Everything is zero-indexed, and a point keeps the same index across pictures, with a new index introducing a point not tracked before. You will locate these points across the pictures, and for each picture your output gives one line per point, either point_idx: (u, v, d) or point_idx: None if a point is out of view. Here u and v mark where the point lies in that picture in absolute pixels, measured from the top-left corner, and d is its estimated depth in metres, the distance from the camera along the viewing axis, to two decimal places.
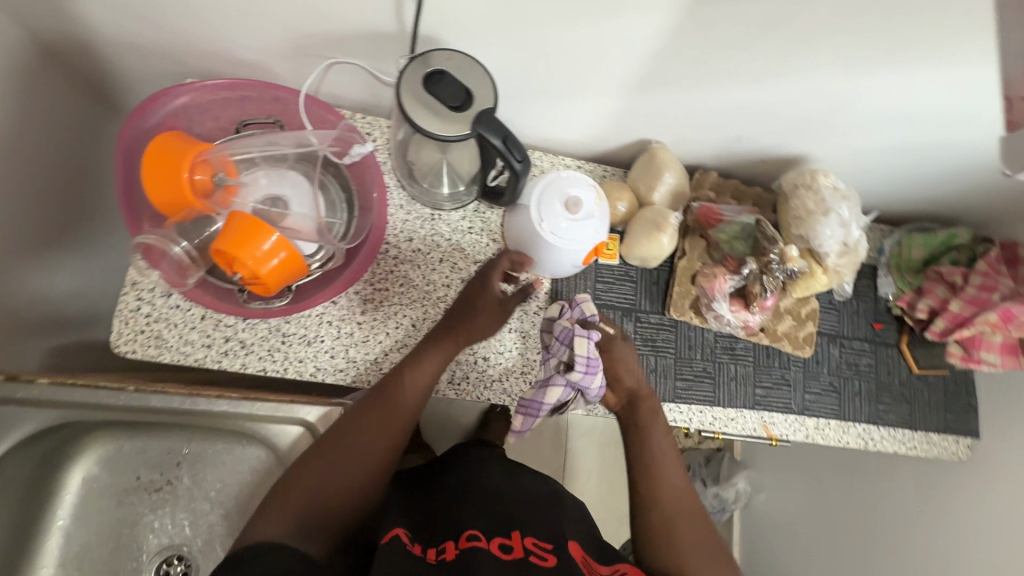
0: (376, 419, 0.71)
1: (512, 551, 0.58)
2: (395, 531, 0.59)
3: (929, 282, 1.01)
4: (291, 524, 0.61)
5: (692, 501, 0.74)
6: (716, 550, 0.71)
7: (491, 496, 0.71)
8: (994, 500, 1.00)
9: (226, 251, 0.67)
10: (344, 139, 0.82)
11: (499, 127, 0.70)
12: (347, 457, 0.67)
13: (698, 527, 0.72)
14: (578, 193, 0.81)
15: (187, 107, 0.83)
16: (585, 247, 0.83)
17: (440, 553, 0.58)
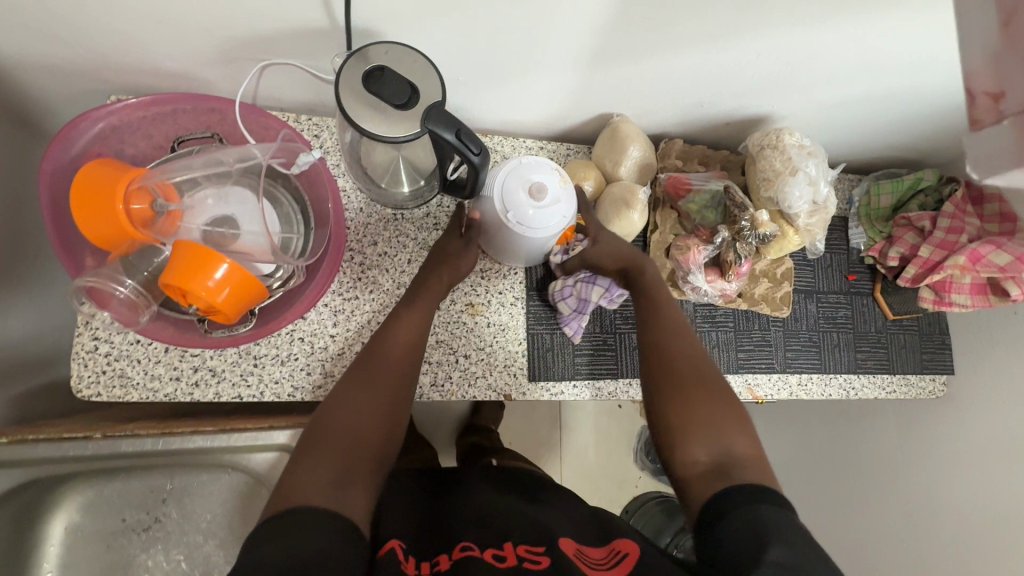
0: (379, 370, 0.67)
1: (505, 560, 0.56)
2: (390, 545, 0.59)
3: (898, 229, 1.02)
4: (331, 474, 0.56)
5: (690, 354, 0.72)
6: (723, 391, 0.68)
7: (494, 497, 0.68)
8: (972, 432, 1.04)
9: (175, 285, 0.64)
10: (289, 149, 0.77)
11: (451, 120, 0.66)
12: (359, 410, 0.63)
13: (699, 372, 0.70)
14: (541, 178, 0.77)
15: (116, 128, 0.77)
16: (553, 233, 0.79)
17: (433, 567, 0.57)
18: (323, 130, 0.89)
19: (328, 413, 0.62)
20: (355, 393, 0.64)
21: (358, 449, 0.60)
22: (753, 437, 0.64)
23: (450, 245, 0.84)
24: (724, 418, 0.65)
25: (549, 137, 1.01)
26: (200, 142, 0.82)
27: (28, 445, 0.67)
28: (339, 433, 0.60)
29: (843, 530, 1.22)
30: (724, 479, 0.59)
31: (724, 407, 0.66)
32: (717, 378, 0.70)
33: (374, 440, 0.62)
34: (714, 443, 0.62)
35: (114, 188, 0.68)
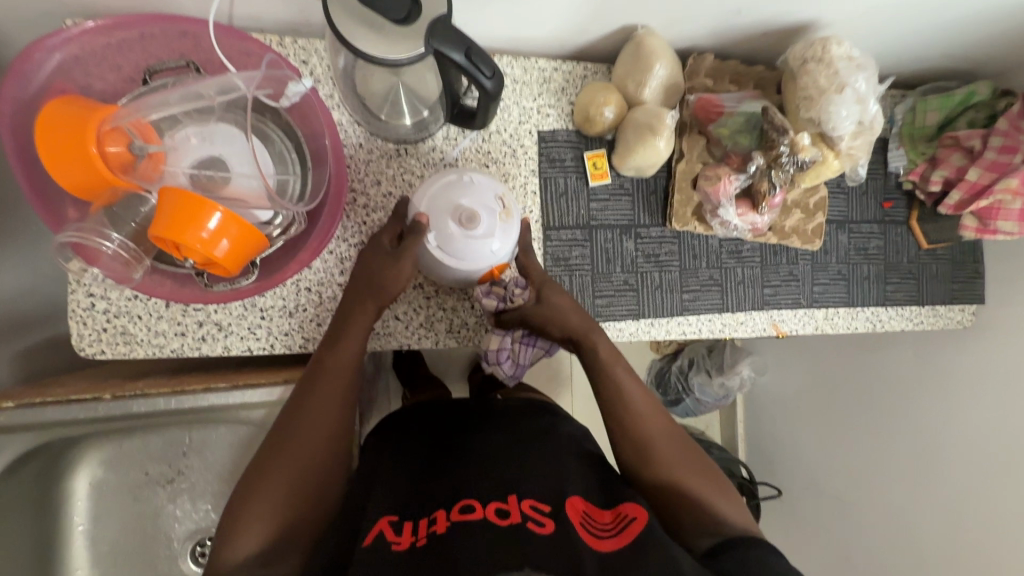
0: (308, 409, 0.63)
1: (508, 517, 0.54)
2: (378, 527, 0.56)
3: (943, 150, 0.94)
4: (255, 548, 0.55)
5: (663, 423, 0.68)
6: (708, 467, 0.66)
7: (502, 452, 0.66)
8: (998, 360, 1.02)
9: (166, 236, 0.58)
10: (275, 78, 0.69)
11: (460, 37, 0.57)
12: (293, 459, 0.60)
13: (677, 445, 0.66)
14: (474, 205, 0.72)
15: (79, 59, 0.68)
16: (479, 268, 0.74)
17: (431, 527, 0.55)
18: (312, 54, 0.79)
19: (261, 468, 0.59)
20: (288, 441, 0.61)
21: (289, 511, 0.58)
22: (735, 503, 0.63)
23: (374, 265, 0.70)
24: (705, 490, 0.63)
25: (564, 55, 0.90)
26: (176, 73, 0.72)
27: (36, 410, 0.64)
28: (267, 494, 0.58)
29: (852, 456, 1.25)
30: (714, 537, 0.59)
31: (705, 478, 0.64)
32: (696, 448, 0.67)
33: (307, 498, 0.60)
34: (699, 521, 0.61)
35: (84, 129, 0.60)
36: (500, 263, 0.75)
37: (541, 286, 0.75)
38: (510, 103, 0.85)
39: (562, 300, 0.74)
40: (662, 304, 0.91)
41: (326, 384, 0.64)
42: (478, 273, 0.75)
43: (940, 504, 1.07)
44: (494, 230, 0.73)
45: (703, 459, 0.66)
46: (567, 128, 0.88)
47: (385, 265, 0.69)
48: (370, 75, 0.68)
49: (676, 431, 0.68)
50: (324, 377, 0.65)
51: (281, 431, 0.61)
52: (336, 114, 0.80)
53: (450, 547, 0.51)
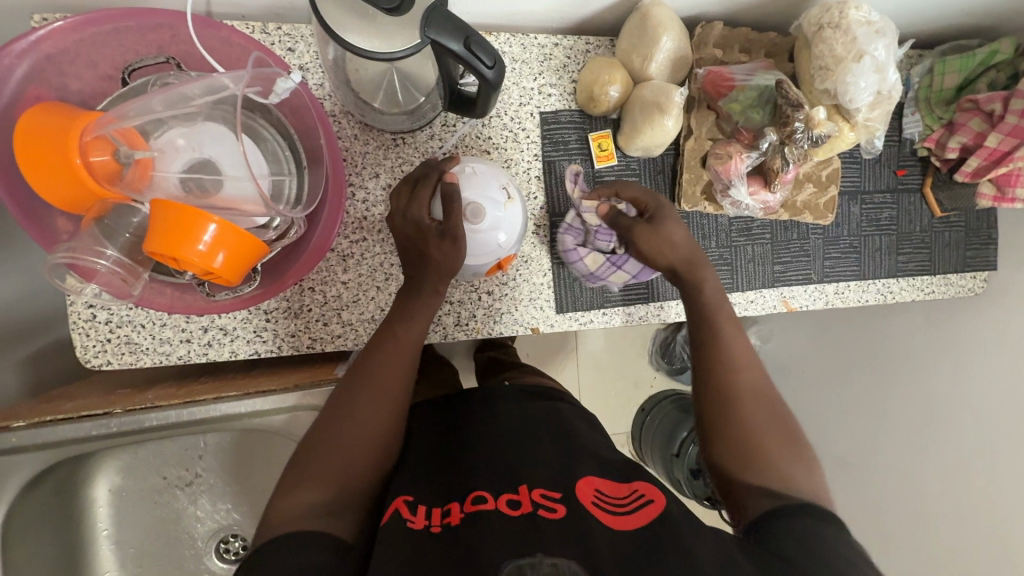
0: (380, 373, 0.61)
1: (519, 507, 0.53)
2: (395, 505, 0.55)
3: (962, 115, 0.90)
4: (316, 499, 0.51)
5: (751, 377, 0.65)
6: (794, 444, 0.60)
7: (519, 437, 0.65)
8: (1008, 327, 1.02)
9: (162, 253, 0.57)
10: (264, 75, 0.63)
11: (458, 24, 0.54)
12: (362, 416, 0.57)
13: (757, 403, 0.63)
14: (478, 198, 0.70)
15: (52, 58, 0.64)
16: (485, 260, 0.73)
17: (445, 517, 0.54)
18: (299, 40, 0.74)
19: (330, 420, 0.57)
20: (360, 397, 0.58)
21: (350, 468, 0.54)
22: (815, 470, 0.58)
23: (432, 251, 0.66)
24: (780, 452, 0.59)
25: (565, 28, 0.85)
26: (156, 70, 0.69)
27: (46, 428, 0.64)
28: (336, 446, 0.55)
29: (857, 422, 1.26)
30: (771, 498, 0.55)
31: (780, 443, 0.60)
32: (780, 416, 0.62)
33: (370, 459, 0.56)
34: (767, 479, 0.57)
35: (65, 139, 0.57)
36: (506, 254, 0.75)
37: (654, 214, 0.73)
38: (509, 84, 0.81)
39: (655, 245, 0.72)
40: (671, 287, 0.89)
41: (385, 360, 0.62)
42: (484, 265, 0.74)
43: (945, 467, 1.08)
44: (498, 221, 0.71)
45: (783, 416, 0.63)
46: (570, 108, 0.84)
47: (444, 251, 0.66)
48: (362, 65, 0.65)
49: (764, 390, 0.64)
50: (383, 352, 0.63)
51: (352, 389, 0.59)
52: (327, 104, 0.76)
53: (469, 537, 0.50)
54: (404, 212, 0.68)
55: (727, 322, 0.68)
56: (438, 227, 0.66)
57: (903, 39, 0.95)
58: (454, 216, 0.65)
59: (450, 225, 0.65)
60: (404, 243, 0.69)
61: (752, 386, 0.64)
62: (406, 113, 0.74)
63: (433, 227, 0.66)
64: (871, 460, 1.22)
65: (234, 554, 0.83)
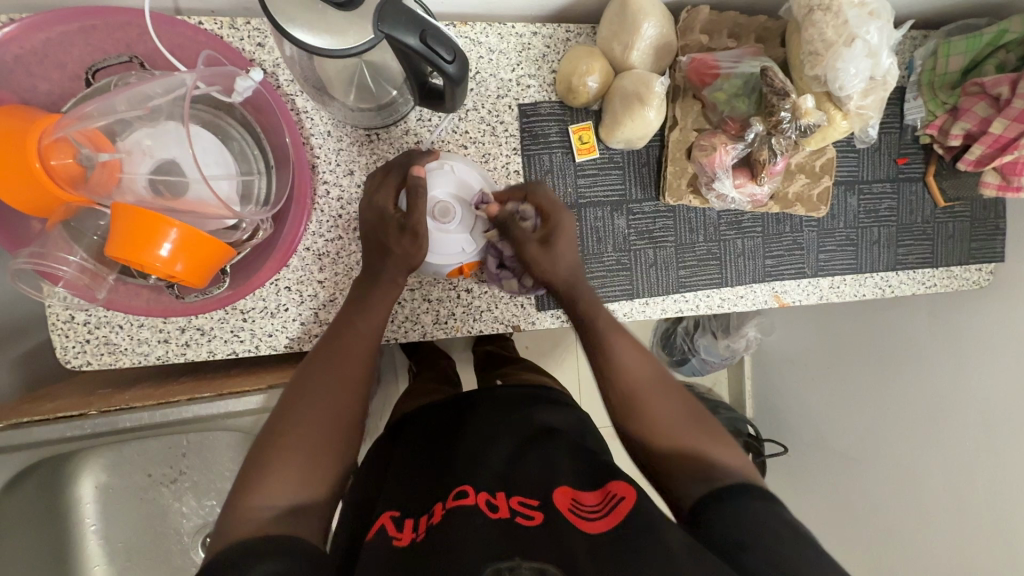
0: (339, 365, 0.60)
1: (496, 511, 0.52)
2: (380, 523, 0.55)
3: (966, 100, 0.85)
4: (276, 497, 0.50)
5: (652, 368, 0.64)
6: (711, 430, 0.60)
7: (500, 445, 0.63)
8: (1013, 319, 0.98)
9: (123, 257, 0.57)
10: (223, 73, 0.63)
11: (412, 18, 0.51)
12: (319, 408, 0.56)
13: (667, 393, 0.62)
14: (449, 197, 0.71)
15: (20, 59, 0.64)
16: (447, 262, 0.72)
17: (429, 521, 0.54)
18: (268, 35, 0.72)
19: (285, 412, 0.56)
20: (319, 389, 0.57)
21: (311, 463, 0.53)
22: (734, 448, 0.58)
23: (393, 245, 0.65)
24: (696, 438, 0.58)
25: (545, 15, 0.82)
26: (121, 69, 0.68)
27: (25, 429, 0.66)
28: (294, 440, 0.54)
29: (859, 417, 1.23)
30: (706, 483, 0.54)
31: (698, 431, 0.59)
32: (694, 405, 0.62)
33: (331, 451, 0.55)
34: (688, 463, 0.57)
35: (26, 143, 0.57)
36: (471, 260, 0.73)
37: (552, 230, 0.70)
38: (486, 76, 0.79)
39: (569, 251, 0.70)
40: (657, 283, 0.87)
41: (344, 352, 0.61)
42: (447, 267, 0.73)
43: (949, 465, 1.05)
44: (467, 226, 0.71)
45: (696, 403, 0.62)
46: (550, 100, 0.81)
47: (404, 246, 0.65)
48: (326, 61, 0.63)
49: (671, 381, 0.64)
50: (343, 344, 0.61)
51: (311, 381, 0.58)
52: (298, 101, 0.75)
53: (446, 536, 0.49)
54: (371, 197, 0.67)
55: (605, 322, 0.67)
56: (401, 220, 0.65)
57: (906, 19, 0.90)
58: (419, 211, 0.64)
59: (412, 220, 0.64)
60: (366, 230, 0.67)
61: (657, 375, 0.64)
62: (378, 108, 0.72)
63: (395, 218, 0.65)
64: (873, 455, 1.19)
65: None
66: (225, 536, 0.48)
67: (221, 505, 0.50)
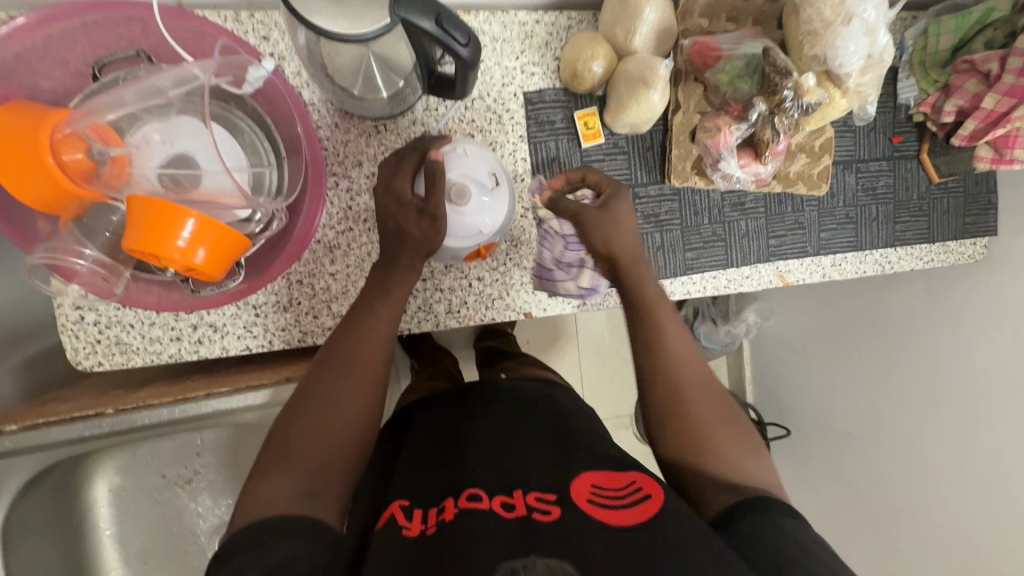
0: (360, 349, 0.60)
1: (513, 511, 0.50)
2: (390, 512, 0.53)
3: (958, 77, 0.87)
4: (299, 482, 0.50)
5: (694, 367, 0.63)
6: (749, 437, 0.58)
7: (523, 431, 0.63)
8: (1008, 291, 1.00)
9: (141, 250, 0.57)
10: (234, 63, 0.63)
11: (428, 2, 0.52)
12: (341, 396, 0.56)
13: (706, 394, 0.61)
14: (463, 179, 0.70)
15: (21, 56, 0.62)
16: (465, 244, 0.73)
17: (439, 515, 0.52)
18: (273, 28, 0.72)
19: (308, 401, 0.55)
20: (339, 373, 0.57)
21: (333, 448, 0.54)
22: (765, 461, 0.57)
23: (411, 229, 0.65)
24: (734, 445, 0.57)
25: (546, 4, 0.83)
26: (126, 63, 0.67)
27: (40, 430, 0.65)
28: (318, 425, 0.54)
29: (860, 395, 1.25)
30: (735, 492, 0.53)
31: (735, 436, 0.58)
32: (732, 411, 0.60)
33: (353, 436, 0.55)
34: (719, 469, 0.55)
35: (36, 140, 0.56)
36: (488, 241, 0.74)
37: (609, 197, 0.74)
38: (491, 64, 0.79)
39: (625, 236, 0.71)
40: (664, 265, 0.88)
41: (364, 340, 0.60)
42: (464, 250, 0.74)
43: (950, 439, 1.08)
44: (483, 207, 0.71)
45: (733, 408, 0.61)
46: (554, 87, 0.82)
47: (423, 230, 0.65)
48: (336, 50, 0.62)
49: (712, 384, 0.62)
50: (361, 333, 0.61)
51: (333, 365, 0.58)
52: (305, 94, 0.75)
53: (455, 535, 0.47)
54: (387, 185, 0.67)
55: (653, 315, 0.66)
56: (419, 205, 0.66)
57: (897, 0, 0.92)
58: (437, 196, 0.65)
59: (431, 205, 0.65)
60: (382, 215, 0.67)
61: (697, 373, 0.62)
62: (387, 98, 0.72)
63: (413, 203, 0.66)
64: (875, 432, 1.22)
65: None
66: (245, 517, 0.48)
67: (242, 489, 0.50)
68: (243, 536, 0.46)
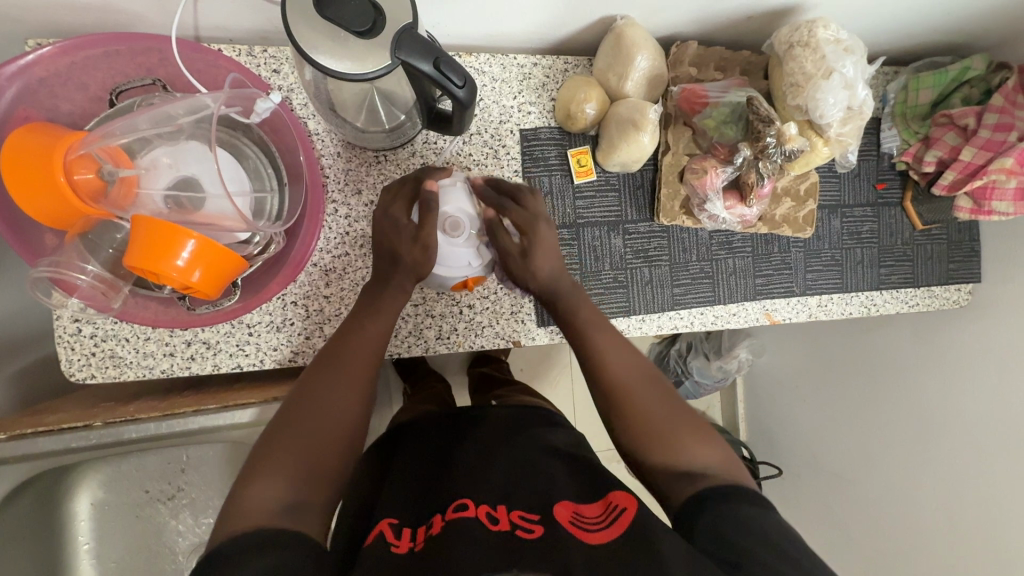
0: (350, 364, 0.61)
1: (497, 523, 0.51)
2: (379, 528, 0.54)
3: (936, 130, 0.91)
4: (284, 492, 0.50)
5: (626, 361, 0.63)
6: (697, 426, 0.59)
7: (506, 451, 0.63)
8: (991, 337, 1.02)
9: (141, 267, 0.59)
10: (244, 95, 0.67)
11: (427, 46, 0.56)
12: (329, 413, 0.57)
13: (648, 383, 0.62)
14: (459, 212, 0.73)
15: (44, 81, 0.66)
16: (454, 275, 0.75)
17: (427, 531, 0.52)
18: (284, 62, 0.76)
19: (297, 416, 0.56)
20: (328, 384, 0.59)
21: (321, 460, 0.54)
22: (713, 442, 0.58)
23: (404, 253, 0.67)
24: (685, 434, 0.58)
25: (543, 49, 0.88)
26: (143, 91, 0.70)
27: (28, 439, 0.66)
28: (307, 438, 0.54)
29: (850, 437, 1.25)
30: (689, 482, 0.54)
31: (682, 424, 0.59)
32: (677, 401, 0.61)
33: (341, 450, 0.56)
34: (665, 458, 0.57)
35: (50, 159, 0.59)
36: (476, 276, 0.76)
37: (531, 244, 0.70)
38: (489, 102, 0.83)
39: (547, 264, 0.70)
40: (652, 300, 0.90)
41: (353, 356, 0.62)
42: (451, 280, 0.75)
43: (938, 483, 1.07)
44: (476, 242, 0.74)
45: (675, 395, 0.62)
46: (550, 125, 0.86)
47: (415, 255, 0.67)
48: (341, 86, 0.66)
49: (645, 373, 0.63)
50: (351, 350, 0.63)
51: (322, 377, 0.59)
52: (311, 124, 0.78)
53: (446, 545, 0.48)
54: (386, 208, 0.70)
55: (590, 313, 0.68)
56: (413, 231, 0.68)
57: (878, 56, 0.97)
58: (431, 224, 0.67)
59: (423, 233, 0.67)
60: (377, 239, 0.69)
61: (633, 365, 0.64)
62: (387, 131, 0.75)
63: (407, 228, 0.67)
64: (864, 475, 1.21)
65: None
66: (233, 531, 0.47)
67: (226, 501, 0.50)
68: (230, 548, 0.45)
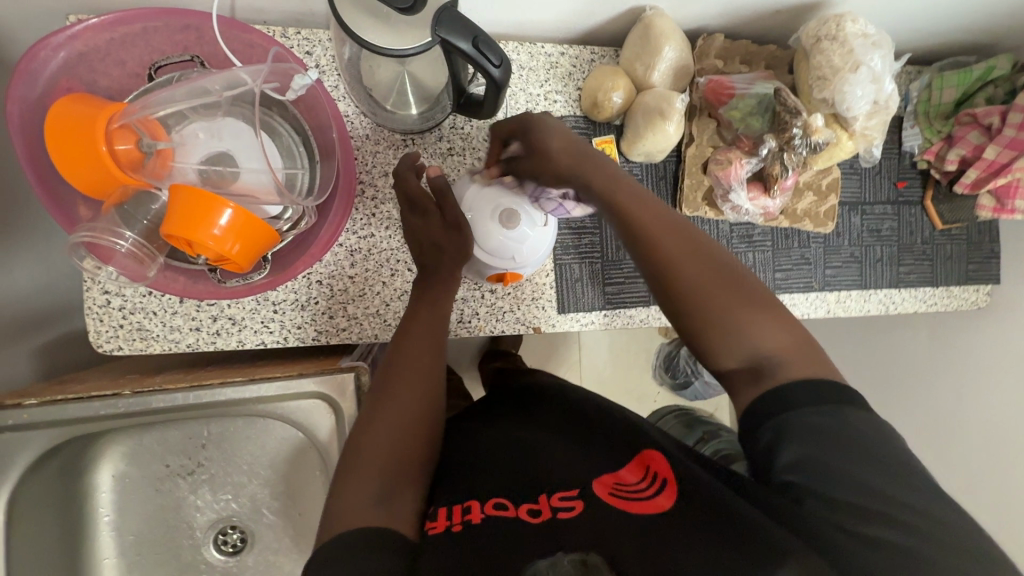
0: (411, 360, 0.62)
1: (539, 515, 0.50)
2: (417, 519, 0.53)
3: (960, 128, 0.92)
4: (376, 488, 0.52)
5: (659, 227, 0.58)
6: (755, 296, 0.55)
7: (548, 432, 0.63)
8: (1008, 339, 1.02)
9: (178, 234, 0.59)
10: (282, 71, 0.68)
11: (466, 25, 0.56)
12: (399, 409, 0.58)
13: (698, 263, 0.57)
14: (515, 205, 0.75)
15: (84, 55, 0.67)
16: (496, 265, 0.76)
17: (465, 516, 0.52)
18: (317, 44, 0.78)
19: (369, 418, 0.57)
20: (401, 382, 0.59)
21: (399, 456, 0.55)
22: (779, 317, 0.54)
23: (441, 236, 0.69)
24: (735, 305, 0.54)
25: (570, 39, 0.89)
26: (180, 67, 0.72)
27: (59, 406, 0.67)
28: (383, 438, 0.55)
29: None
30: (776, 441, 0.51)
31: (732, 292, 0.55)
32: (731, 274, 0.56)
33: (417, 444, 0.57)
34: (724, 343, 0.54)
35: (93, 128, 0.60)
36: (516, 271, 0.77)
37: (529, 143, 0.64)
38: (516, 90, 0.84)
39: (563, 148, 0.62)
40: None
41: (413, 351, 0.63)
42: (490, 268, 0.76)
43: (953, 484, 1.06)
44: (526, 236, 0.75)
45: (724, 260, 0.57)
46: (575, 114, 0.87)
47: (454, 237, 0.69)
48: (376, 65, 0.67)
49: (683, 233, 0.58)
50: (409, 345, 0.64)
51: (389, 378, 0.60)
52: (342, 105, 0.79)
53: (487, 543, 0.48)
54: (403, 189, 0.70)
55: (613, 208, 0.59)
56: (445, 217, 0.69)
57: (903, 55, 0.98)
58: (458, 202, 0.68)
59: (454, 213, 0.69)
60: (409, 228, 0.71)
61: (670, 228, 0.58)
62: (418, 113, 0.76)
63: (435, 211, 0.70)
64: None
65: (231, 546, 0.82)
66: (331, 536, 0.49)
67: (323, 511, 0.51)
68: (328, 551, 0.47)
